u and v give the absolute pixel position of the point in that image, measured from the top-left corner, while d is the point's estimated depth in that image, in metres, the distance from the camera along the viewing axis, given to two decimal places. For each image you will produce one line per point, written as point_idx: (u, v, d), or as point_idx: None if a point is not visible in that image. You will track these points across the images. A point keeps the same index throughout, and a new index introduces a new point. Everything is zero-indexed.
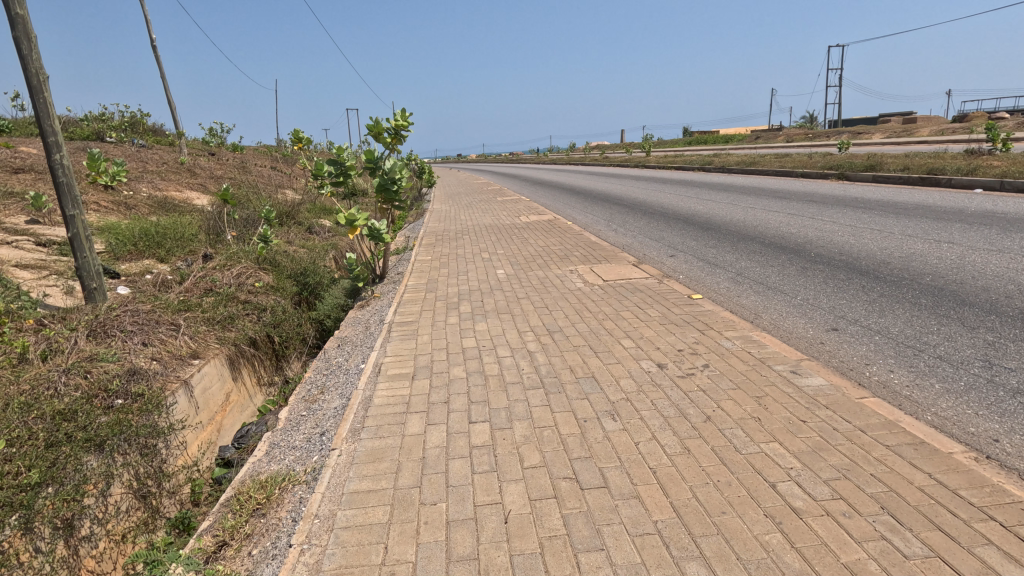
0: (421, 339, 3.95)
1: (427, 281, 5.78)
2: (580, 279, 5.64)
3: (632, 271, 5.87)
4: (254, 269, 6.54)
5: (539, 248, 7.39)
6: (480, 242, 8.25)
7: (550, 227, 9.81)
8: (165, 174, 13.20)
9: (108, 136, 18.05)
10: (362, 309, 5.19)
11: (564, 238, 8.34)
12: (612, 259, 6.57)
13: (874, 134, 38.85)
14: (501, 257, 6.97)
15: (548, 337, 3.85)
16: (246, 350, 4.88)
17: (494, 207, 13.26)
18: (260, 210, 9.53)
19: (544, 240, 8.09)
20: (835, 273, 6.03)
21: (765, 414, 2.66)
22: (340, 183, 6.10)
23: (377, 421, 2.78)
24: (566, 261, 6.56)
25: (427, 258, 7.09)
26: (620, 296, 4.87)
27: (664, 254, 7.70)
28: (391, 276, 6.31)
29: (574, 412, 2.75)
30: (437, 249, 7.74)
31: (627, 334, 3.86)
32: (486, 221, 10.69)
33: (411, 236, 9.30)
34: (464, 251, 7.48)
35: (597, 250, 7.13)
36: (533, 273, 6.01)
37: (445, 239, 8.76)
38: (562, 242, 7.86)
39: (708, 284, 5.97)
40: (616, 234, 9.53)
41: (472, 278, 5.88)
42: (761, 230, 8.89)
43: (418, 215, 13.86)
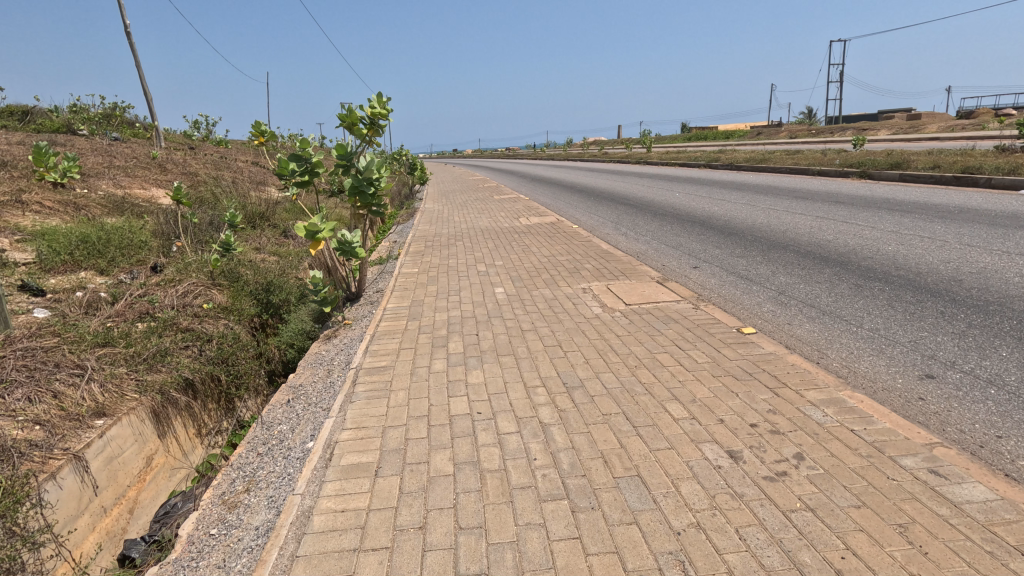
0: (394, 399, 2.93)
1: (410, 303, 4.77)
2: (597, 303, 4.65)
3: (659, 291, 4.85)
4: (207, 284, 5.50)
5: (542, 259, 6.38)
6: (475, 250, 7.23)
7: (553, 231, 8.78)
8: (133, 170, 12.13)
9: (80, 128, 16.95)
10: (328, 343, 4.18)
11: (571, 245, 7.35)
12: (631, 274, 5.56)
13: (879, 130, 37.95)
14: (499, 269, 5.96)
15: (566, 398, 2.85)
16: (179, 397, 3.85)
17: (490, 208, 12.23)
18: (229, 211, 8.49)
19: (548, 248, 7.08)
20: (898, 294, 5.05)
21: (929, 565, 1.66)
22: (306, 184, 5.06)
23: (311, 569, 1.77)
24: (577, 275, 5.56)
25: (414, 271, 6.07)
26: (651, 329, 3.87)
27: (687, 266, 6.73)
28: (368, 295, 5.29)
29: (621, 557, 1.76)
30: (426, 258, 6.72)
31: (671, 394, 2.86)
32: (482, 224, 9.67)
33: (398, 242, 8.30)
34: (456, 262, 6.47)
35: (611, 263, 6.12)
36: (538, 293, 5.01)
37: (434, 245, 7.74)
38: (569, 251, 6.84)
39: (748, 307, 4.98)
40: (628, 240, 8.56)
41: (465, 299, 4.87)
42: (792, 236, 7.92)
43: (409, 215, 12.84)
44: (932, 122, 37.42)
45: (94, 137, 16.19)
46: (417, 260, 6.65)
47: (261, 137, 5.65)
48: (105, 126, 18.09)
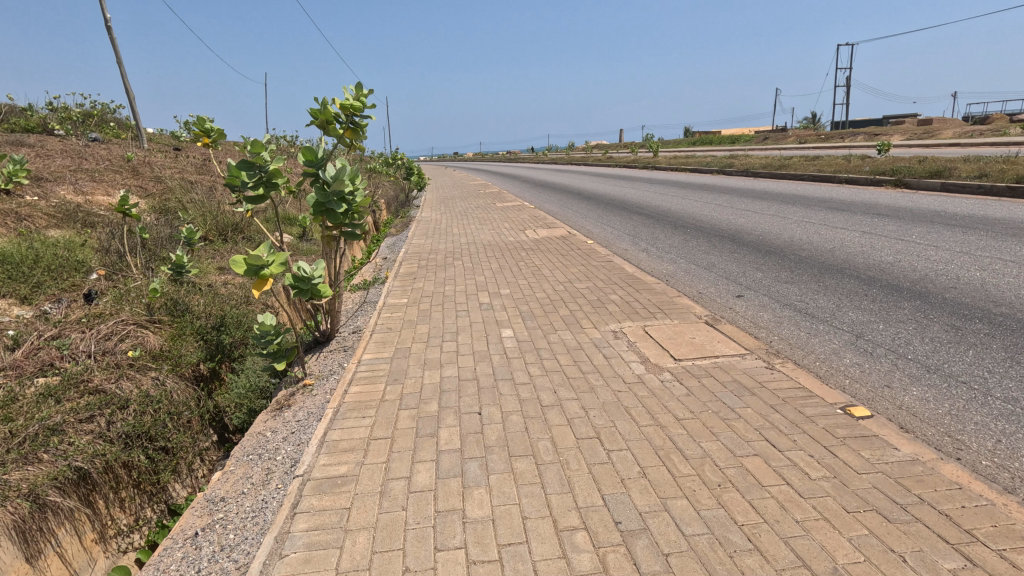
0: (349, 555, 1.85)
1: (392, 355, 3.70)
2: (636, 357, 3.56)
3: (715, 340, 3.77)
4: (143, 319, 4.39)
5: (557, 287, 5.29)
6: (474, 272, 6.14)
7: (566, 247, 7.68)
8: (102, 174, 11.06)
9: (55, 128, 15.89)
10: (277, 416, 3.08)
11: (588, 266, 6.28)
12: (670, 311, 4.48)
13: (892, 135, 36.92)
14: (505, 300, 4.88)
15: (625, 563, 1.77)
16: (62, 500, 2.76)
17: (492, 218, 11.16)
18: (194, 222, 7.41)
19: (561, 271, 5.97)
20: (1014, 339, 3.98)
21: None
22: (261, 198, 3.98)
23: None
24: (603, 311, 4.50)
25: (401, 301, 5.00)
26: (721, 408, 2.79)
27: (728, 294, 5.68)
28: (341, 339, 4.21)
29: None
30: (417, 284, 5.62)
31: (793, 553, 1.78)
32: (484, 238, 8.61)
33: (388, 261, 7.23)
34: (453, 288, 5.38)
35: (642, 293, 5.03)
36: (558, 339, 3.91)
37: (428, 264, 6.63)
38: (588, 275, 5.74)
39: (826, 359, 3.89)
40: (651, 258, 7.52)
41: (464, 347, 3.78)
42: (842, 256, 6.87)
43: (403, 225, 11.79)
44: (946, 128, 36.41)
45: (71, 138, 15.09)
46: (405, 286, 5.54)
47: (209, 139, 4.50)
48: (85, 125, 17.01)
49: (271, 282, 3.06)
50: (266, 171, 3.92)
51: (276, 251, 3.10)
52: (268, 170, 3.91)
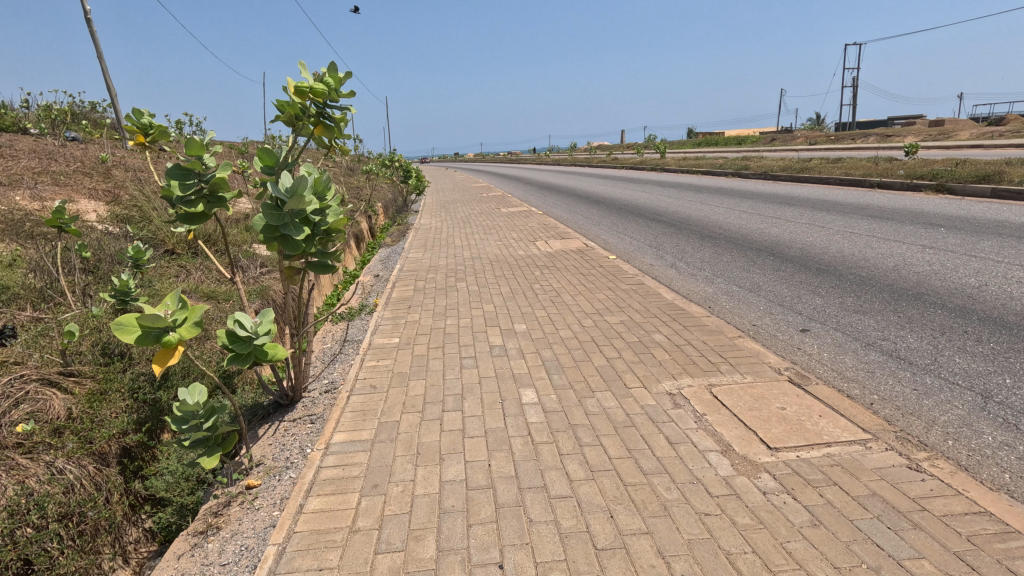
0: None
1: (373, 436, 2.69)
2: (713, 444, 2.55)
3: (815, 413, 2.76)
4: (53, 372, 3.34)
5: (584, 322, 4.28)
6: (481, 297, 5.13)
7: (585, 264, 6.68)
8: (71, 177, 10.07)
9: (32, 127, 14.92)
10: (197, 548, 2.06)
11: (618, 289, 5.27)
12: (738, 361, 3.47)
13: (905, 137, 35.99)
14: (522, 343, 3.87)
15: None
16: None
17: (498, 226, 10.15)
18: (156, 233, 6.41)
19: (586, 297, 4.96)
20: None
21: None
22: (199, 218, 2.73)
23: None
24: (651, 362, 3.49)
25: (391, 343, 3.99)
26: (880, 559, 1.79)
27: (790, 329, 4.68)
28: (310, 401, 3.21)
29: None
30: (410, 315, 4.62)
31: None
32: (491, 251, 7.61)
33: (379, 281, 6.22)
34: (456, 323, 4.36)
35: (693, 332, 4.01)
36: (598, 410, 2.90)
37: (425, 286, 5.62)
38: (620, 303, 4.74)
39: (961, 436, 2.88)
40: (684, 279, 6.54)
41: (472, 423, 2.77)
42: (911, 276, 5.87)
43: (400, 233, 10.78)
44: (960, 129, 35.48)
45: (44, 136, 14.09)
46: (397, 318, 4.54)
47: (145, 138, 3.23)
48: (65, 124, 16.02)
49: (182, 347, 2.11)
50: (210, 181, 2.69)
51: (189, 304, 2.16)
52: (211, 179, 2.69)
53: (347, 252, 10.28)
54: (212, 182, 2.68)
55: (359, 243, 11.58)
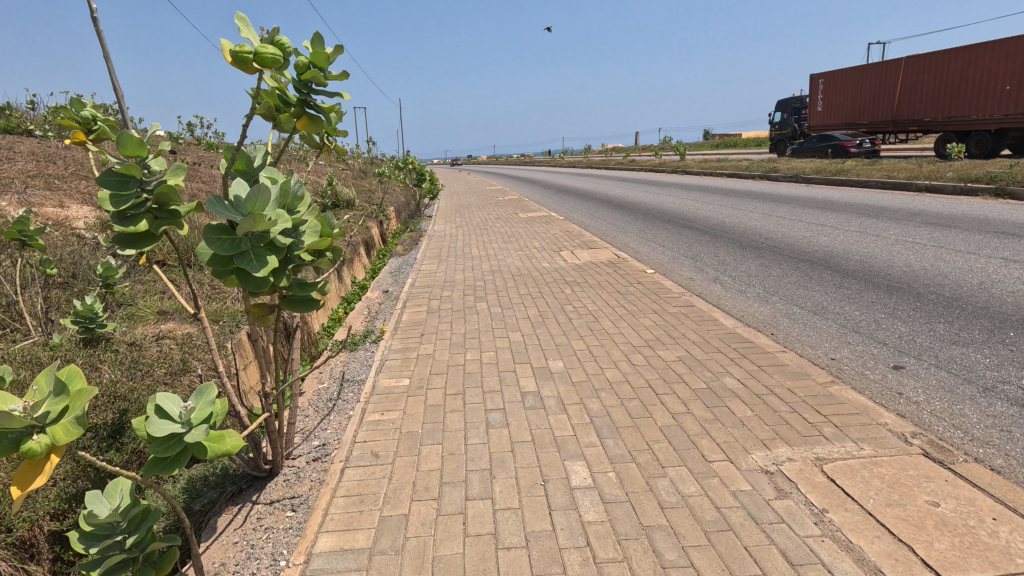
0: None
1: (373, 542, 1.95)
2: (855, 567, 1.78)
3: (985, 513, 1.98)
4: None
5: (635, 360, 3.53)
6: (506, 321, 4.40)
7: (621, 278, 5.90)
8: (66, 182, 9.51)
9: (36, 129, 14.46)
10: None
11: (666, 314, 4.50)
12: (845, 422, 2.69)
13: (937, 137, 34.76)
14: (561, 390, 3.12)
15: None
16: None
17: (518, 234, 9.39)
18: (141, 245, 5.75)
19: (630, 325, 4.21)
20: None
21: None
22: (144, 244, 2.01)
23: None
24: (731, 422, 2.72)
25: (400, 387, 3.26)
26: None
27: (881, 365, 3.88)
28: (295, 474, 2.49)
29: None
30: (424, 346, 3.90)
31: None
32: (512, 263, 6.86)
33: (389, 300, 5.51)
34: (478, 358, 3.64)
35: (773, 375, 3.24)
36: (676, 501, 2.15)
37: (441, 307, 4.91)
38: (673, 334, 3.97)
39: None
40: (734, 298, 5.76)
41: (507, 521, 2.03)
42: (1005, 297, 5.03)
43: (413, 240, 10.08)
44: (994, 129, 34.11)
45: (47, 137, 13.63)
46: (407, 351, 3.82)
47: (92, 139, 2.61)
48: None
49: (57, 454, 1.45)
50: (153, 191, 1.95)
51: (75, 387, 1.50)
52: (154, 188, 1.94)
53: (354, 261, 9.64)
54: (154, 194, 1.94)
55: (369, 250, 10.94)
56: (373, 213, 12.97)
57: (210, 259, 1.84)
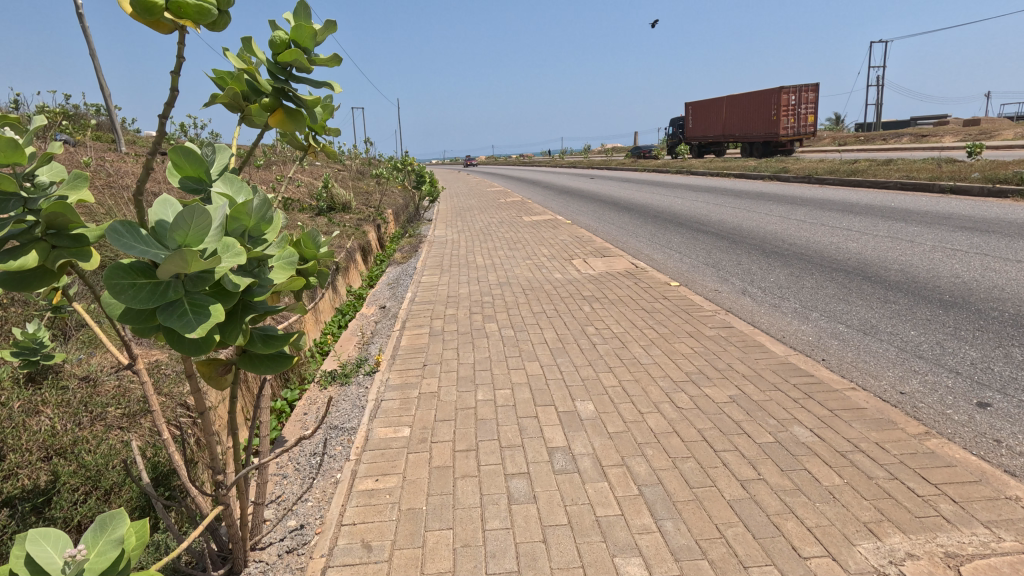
0: None
1: None
2: None
3: None
4: None
5: (679, 403, 2.96)
6: (520, 347, 3.83)
7: (644, 291, 5.33)
8: None
9: None
10: None
11: (704, 338, 3.94)
12: (966, 495, 2.12)
13: (943, 137, 34.25)
14: (597, 445, 2.55)
15: None
16: None
17: (525, 240, 8.81)
18: None
19: (666, 353, 3.64)
20: None
21: None
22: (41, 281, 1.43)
23: None
24: (818, 494, 2.16)
25: (400, 439, 2.69)
26: None
27: (964, 402, 3.31)
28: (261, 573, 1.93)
29: None
30: (427, 382, 3.33)
31: None
32: (522, 274, 6.29)
33: (387, 319, 4.94)
34: (492, 398, 3.06)
35: (852, 423, 2.68)
36: None
37: (445, 328, 4.34)
38: (718, 367, 3.41)
39: None
40: (769, 315, 5.20)
41: None
42: None
43: (413, 246, 9.49)
44: (1002, 129, 33.60)
45: None
46: (408, 388, 3.25)
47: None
48: None
49: None
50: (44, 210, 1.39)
51: None
52: (41, 206, 1.40)
53: (350, 268, 9.07)
54: (40, 216, 1.37)
55: (365, 257, 10.37)
56: (370, 217, 12.42)
57: (124, 314, 1.31)
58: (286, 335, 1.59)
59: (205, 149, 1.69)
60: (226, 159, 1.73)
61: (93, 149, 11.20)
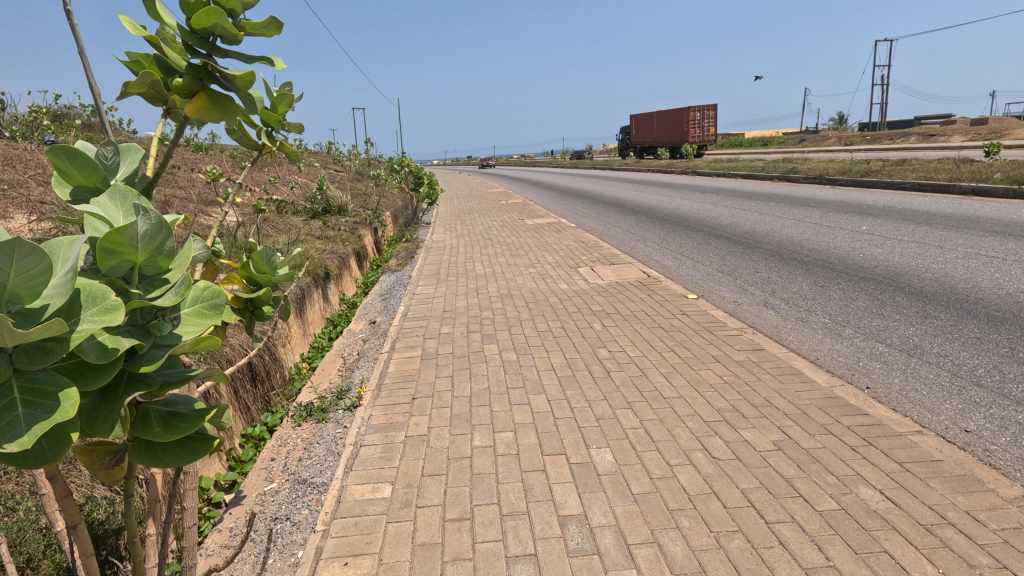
0: None
1: None
2: None
3: None
4: None
5: (715, 452, 2.48)
6: (524, 375, 3.34)
7: (660, 304, 4.85)
8: None
9: None
10: None
11: (733, 365, 3.46)
12: None
13: (952, 136, 33.63)
14: (619, 513, 2.07)
15: None
16: None
17: (527, 245, 8.33)
18: None
19: (691, 384, 3.17)
20: None
21: None
22: None
23: None
24: None
25: (379, 500, 2.22)
26: None
27: None
28: None
29: None
30: (415, 421, 2.85)
31: None
32: (525, 284, 5.80)
33: (376, 337, 4.46)
34: (491, 444, 2.58)
35: (930, 482, 2.20)
36: None
37: (439, 350, 3.86)
38: (755, 402, 2.93)
39: None
40: (798, 331, 4.72)
41: None
42: None
43: (409, 252, 9.01)
44: (1011, 128, 33.04)
45: None
46: (391, 429, 2.77)
47: None
48: None
49: None
50: None
51: None
52: None
53: (343, 275, 8.59)
54: None
55: (360, 262, 9.91)
56: (366, 219, 11.96)
57: None
58: (198, 413, 1.08)
59: (108, 151, 1.10)
60: (138, 166, 1.15)
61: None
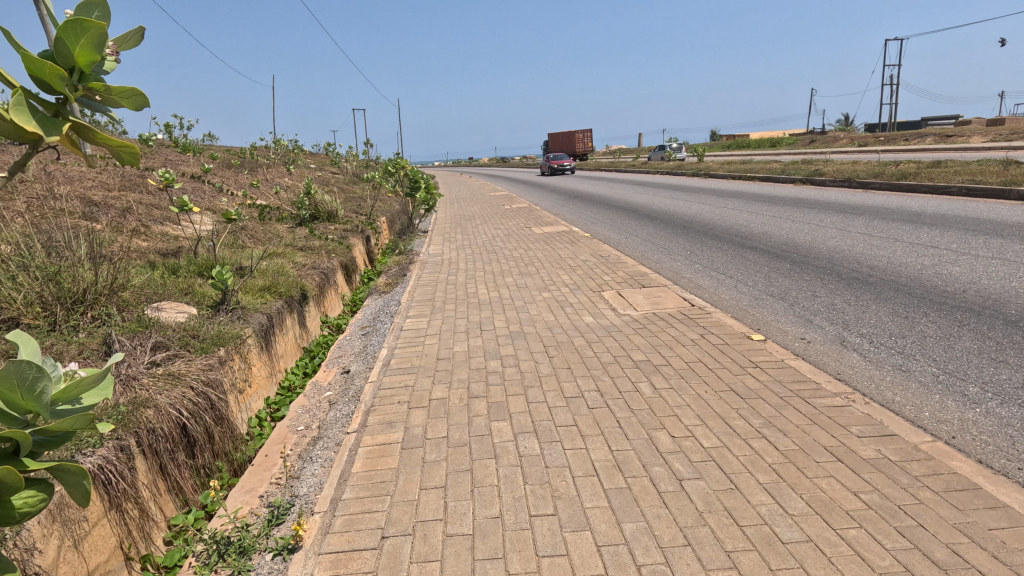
0: None
1: None
2: None
3: None
4: None
5: None
6: (553, 490, 2.22)
7: (720, 350, 3.71)
8: None
9: None
10: None
11: (866, 467, 2.31)
12: None
13: (971, 137, 32.33)
14: None
15: None
16: None
17: (538, 260, 7.18)
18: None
19: (817, 512, 2.03)
20: None
21: None
22: None
23: None
24: None
25: None
26: None
27: None
28: None
29: None
30: None
31: None
32: (541, 316, 4.66)
33: (346, 400, 3.32)
34: None
35: None
36: None
37: (429, 432, 2.72)
38: (942, 560, 1.78)
39: None
40: (904, 388, 3.57)
41: None
42: None
43: (403, 266, 7.88)
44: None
45: None
46: None
47: None
48: None
49: None
50: None
51: None
52: None
53: (326, 293, 7.47)
54: None
55: (349, 276, 8.78)
56: (357, 226, 10.83)
57: None
58: None
59: None
60: None
61: (41, 151, 9.70)
